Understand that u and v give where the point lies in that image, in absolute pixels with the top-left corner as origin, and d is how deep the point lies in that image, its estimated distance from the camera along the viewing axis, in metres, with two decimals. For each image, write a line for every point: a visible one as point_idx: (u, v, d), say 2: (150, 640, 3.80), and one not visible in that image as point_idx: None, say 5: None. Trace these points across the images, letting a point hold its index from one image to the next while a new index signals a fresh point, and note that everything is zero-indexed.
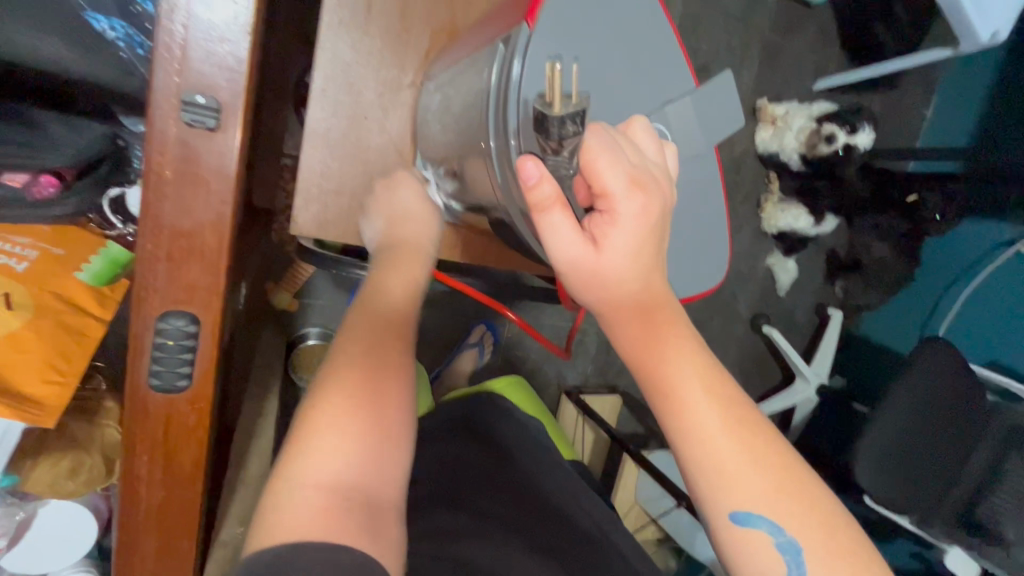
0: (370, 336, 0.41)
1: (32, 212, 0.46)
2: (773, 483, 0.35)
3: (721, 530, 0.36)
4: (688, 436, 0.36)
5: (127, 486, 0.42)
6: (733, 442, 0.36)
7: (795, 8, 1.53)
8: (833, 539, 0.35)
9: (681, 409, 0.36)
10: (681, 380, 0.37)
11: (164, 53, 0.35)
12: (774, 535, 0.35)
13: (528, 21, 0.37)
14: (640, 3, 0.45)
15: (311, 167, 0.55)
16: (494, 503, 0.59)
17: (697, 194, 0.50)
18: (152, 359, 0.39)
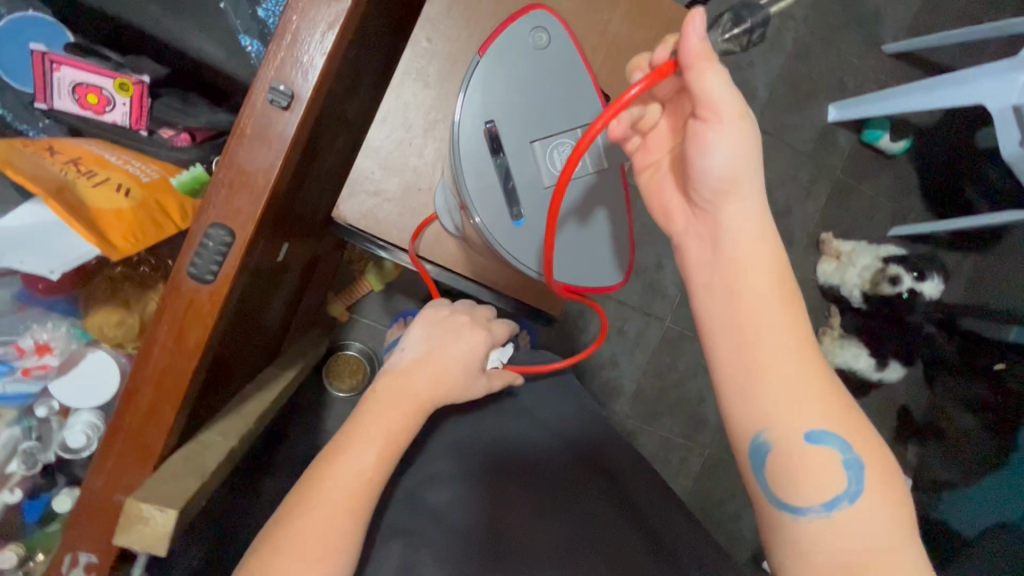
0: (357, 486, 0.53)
1: (166, 152, 0.65)
2: (836, 417, 0.46)
3: (800, 448, 0.45)
4: (778, 363, 0.46)
5: (145, 346, 0.55)
6: (807, 370, 0.47)
7: (872, 156, 1.58)
8: (878, 468, 0.45)
9: (761, 366, 0.47)
10: (767, 303, 0.48)
11: (270, 57, 0.54)
12: (843, 452, 0.45)
13: (481, 55, 0.56)
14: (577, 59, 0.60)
15: (363, 170, 0.73)
16: (536, 474, 0.69)
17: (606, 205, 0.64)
18: (195, 252, 0.54)
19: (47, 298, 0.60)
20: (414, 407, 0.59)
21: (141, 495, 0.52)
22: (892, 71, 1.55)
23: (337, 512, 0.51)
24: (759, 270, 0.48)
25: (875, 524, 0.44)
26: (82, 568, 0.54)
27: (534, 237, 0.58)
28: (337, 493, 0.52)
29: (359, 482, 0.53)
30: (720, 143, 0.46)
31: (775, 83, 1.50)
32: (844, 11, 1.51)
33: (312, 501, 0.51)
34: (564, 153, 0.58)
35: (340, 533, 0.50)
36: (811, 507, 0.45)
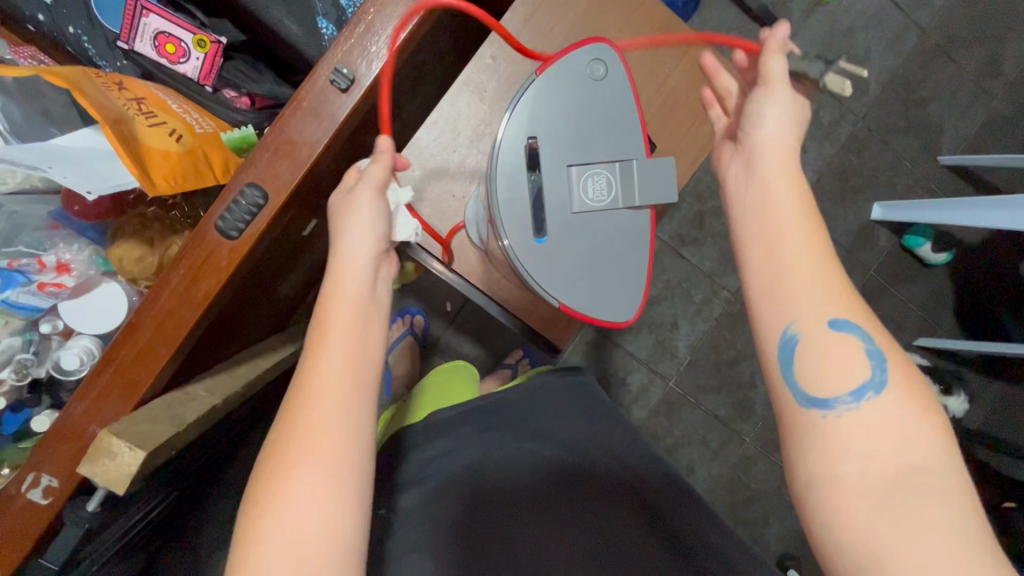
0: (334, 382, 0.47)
1: (226, 111, 0.69)
2: (846, 301, 0.46)
3: (830, 335, 0.45)
4: (801, 266, 0.47)
5: (157, 283, 0.56)
6: (827, 270, 0.47)
7: (910, 263, 1.54)
8: (900, 370, 0.43)
9: (792, 268, 0.47)
10: (793, 208, 0.49)
11: (342, 42, 0.56)
12: (865, 340, 0.44)
13: (536, 75, 0.57)
14: (628, 94, 0.59)
15: (404, 167, 0.74)
16: (541, 499, 0.67)
17: (632, 241, 0.60)
18: (226, 206, 0.56)
19: (80, 223, 0.62)
20: (354, 291, 0.51)
21: (116, 430, 0.52)
22: (943, 182, 1.53)
23: (327, 400, 0.46)
24: (787, 202, 0.49)
25: (899, 418, 0.41)
26: (41, 491, 0.54)
27: (552, 257, 0.58)
28: (321, 387, 0.47)
29: (340, 373, 0.48)
30: (766, 109, 0.51)
31: (823, 169, 1.50)
32: (905, 115, 1.51)
33: (298, 399, 0.47)
34: (598, 183, 0.58)
35: (332, 428, 0.46)
36: (839, 399, 0.43)
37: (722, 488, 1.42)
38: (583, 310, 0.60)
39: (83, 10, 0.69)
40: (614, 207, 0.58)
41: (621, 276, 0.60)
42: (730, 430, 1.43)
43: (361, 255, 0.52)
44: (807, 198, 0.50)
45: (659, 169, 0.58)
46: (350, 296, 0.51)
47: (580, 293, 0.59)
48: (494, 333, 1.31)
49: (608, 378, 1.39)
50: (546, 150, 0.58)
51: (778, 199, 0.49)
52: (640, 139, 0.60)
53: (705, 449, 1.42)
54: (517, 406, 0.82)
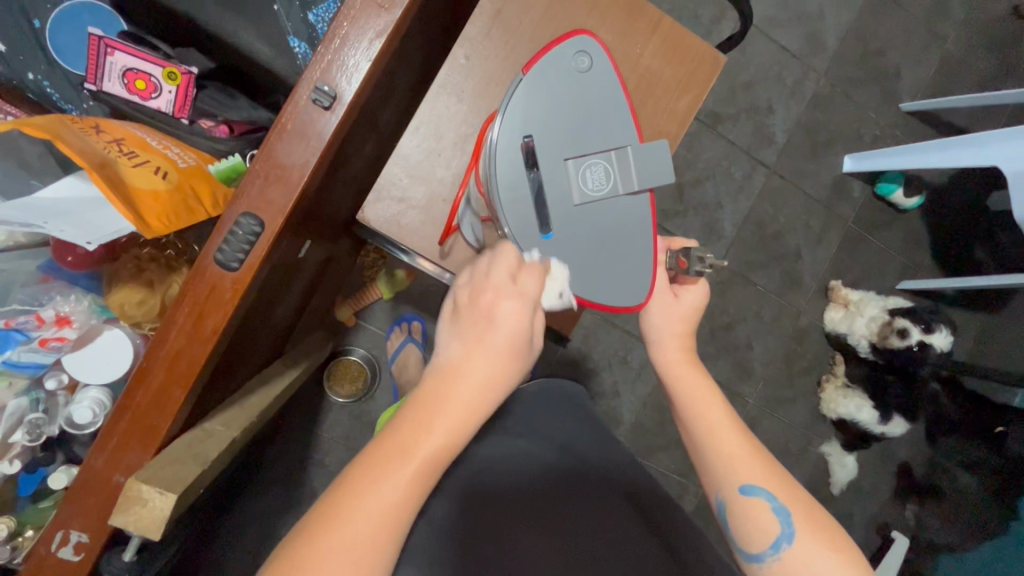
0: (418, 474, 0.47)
1: (206, 141, 0.67)
2: (750, 454, 0.61)
3: (742, 501, 0.58)
4: (717, 434, 0.62)
5: (164, 324, 0.55)
6: (736, 441, 0.61)
7: (884, 210, 1.59)
8: (810, 515, 0.56)
9: (714, 441, 0.62)
10: (701, 395, 0.65)
11: (321, 58, 0.56)
12: (771, 499, 0.57)
13: (522, 73, 0.58)
14: (612, 81, 0.60)
15: (391, 176, 0.73)
16: (542, 515, 0.69)
17: (635, 227, 0.61)
18: (224, 239, 0.55)
19: (71, 272, 0.62)
20: (459, 424, 0.49)
21: (143, 476, 0.52)
22: (906, 127, 1.58)
23: (376, 528, 0.46)
24: (691, 377, 0.66)
25: (811, 562, 0.54)
26: (71, 547, 0.54)
27: (559, 251, 0.59)
28: (367, 525, 0.45)
29: (388, 515, 0.46)
30: (660, 317, 0.67)
31: (792, 129, 1.53)
32: (864, 67, 1.55)
33: (339, 528, 0.45)
34: (595, 172, 0.59)
35: (364, 571, 0.45)
36: (765, 552, 0.56)
37: None
38: (594, 297, 0.61)
39: (42, 55, 0.68)
40: (615, 194, 0.59)
41: (628, 260, 0.61)
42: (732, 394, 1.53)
43: (506, 357, 0.49)
44: (708, 381, 0.66)
45: (651, 150, 0.59)
46: (451, 427, 0.48)
47: (590, 281, 0.60)
48: None
49: (610, 359, 1.41)
50: (541, 145, 0.58)
51: (692, 386, 0.65)
52: (630, 123, 0.60)
53: None
54: (512, 414, 0.87)
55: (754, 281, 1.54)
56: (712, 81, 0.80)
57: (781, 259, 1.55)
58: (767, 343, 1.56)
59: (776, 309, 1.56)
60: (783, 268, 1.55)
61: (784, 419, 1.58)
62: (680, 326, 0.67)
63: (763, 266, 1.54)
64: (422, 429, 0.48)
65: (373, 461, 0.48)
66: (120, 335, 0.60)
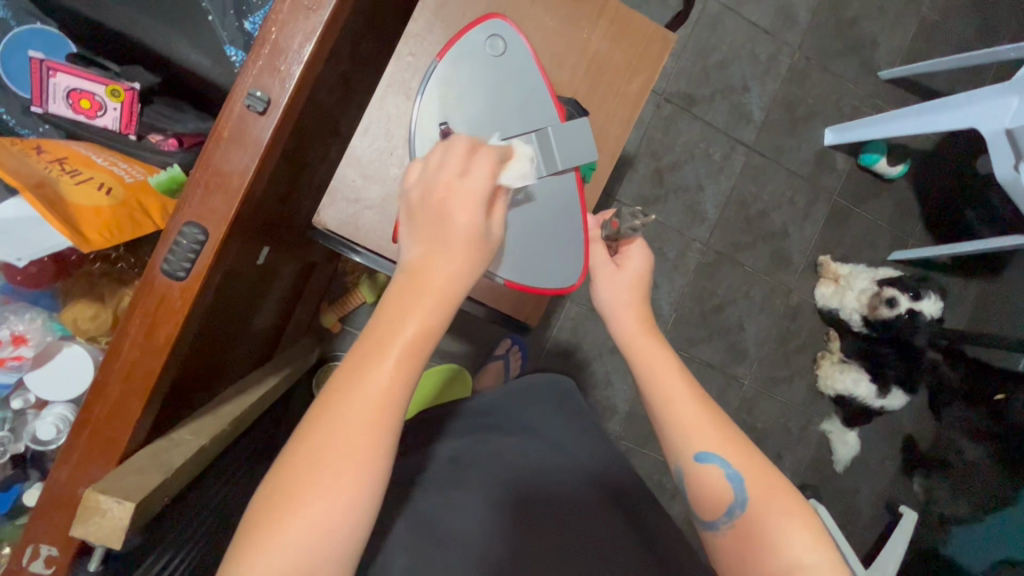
0: (401, 355, 0.47)
1: (154, 156, 0.69)
2: (709, 421, 0.59)
3: (695, 466, 0.58)
4: (678, 401, 0.60)
5: (117, 336, 0.56)
6: (693, 409, 0.59)
7: (870, 180, 1.57)
8: (765, 483, 0.56)
9: (672, 407, 0.60)
10: (662, 364, 0.62)
11: (251, 64, 0.56)
12: (725, 467, 0.57)
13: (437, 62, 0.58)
14: (531, 65, 0.59)
15: (345, 177, 0.74)
16: (545, 514, 0.69)
17: (561, 208, 0.64)
18: (170, 248, 0.56)
19: (30, 292, 0.64)
20: (427, 311, 0.48)
21: (102, 487, 0.53)
22: (887, 95, 1.56)
23: (366, 408, 0.46)
24: (647, 347, 0.64)
25: (766, 529, 0.53)
26: (42, 561, 0.55)
27: None
28: (361, 404, 0.46)
29: (378, 400, 0.46)
30: (608, 288, 0.66)
31: (770, 106, 1.51)
32: (838, 37, 1.53)
33: (333, 446, 0.45)
34: None
35: (362, 454, 0.45)
36: (720, 520, 0.57)
37: None
38: (529, 281, 0.66)
39: None
40: (538, 175, 0.56)
41: (558, 241, 0.65)
42: (727, 375, 1.54)
43: (462, 235, 0.48)
44: (663, 345, 0.64)
45: (575, 130, 0.57)
46: (419, 314, 0.48)
47: (520, 265, 0.65)
48: (479, 324, 1.34)
49: (602, 349, 1.41)
50: (460, 134, 0.58)
51: (651, 355, 0.63)
52: (553, 105, 0.60)
53: (706, 399, 1.53)
54: (502, 409, 0.84)
55: (742, 261, 1.53)
56: (663, 61, 0.80)
57: (768, 237, 1.53)
58: (759, 324, 1.55)
59: (766, 288, 1.54)
60: (771, 246, 1.54)
61: (782, 399, 1.57)
62: (629, 296, 0.65)
63: (750, 246, 1.53)
64: (395, 322, 0.47)
65: (356, 361, 0.47)
66: (78, 348, 0.62)
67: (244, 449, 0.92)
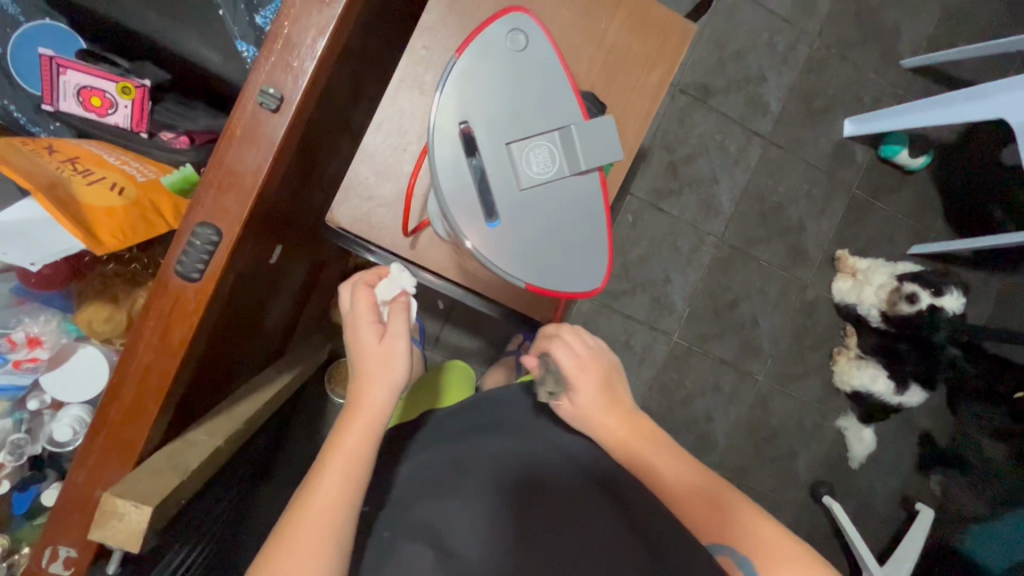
0: (356, 441, 0.61)
1: (165, 153, 0.68)
2: (704, 493, 0.63)
3: (703, 543, 0.62)
4: (664, 471, 0.66)
5: (130, 340, 0.56)
6: (684, 486, 0.64)
7: (890, 172, 1.53)
8: (760, 540, 0.58)
9: (663, 488, 0.65)
10: (650, 450, 0.68)
11: (263, 59, 0.55)
12: (726, 542, 0.60)
13: (458, 54, 0.55)
14: (551, 58, 0.58)
15: (357, 175, 0.72)
16: (543, 517, 0.68)
17: (581, 205, 0.58)
18: (183, 250, 0.55)
19: (43, 293, 0.64)
20: (373, 407, 0.62)
21: (118, 490, 0.52)
22: (909, 84, 1.52)
23: (332, 482, 0.58)
24: (627, 437, 0.69)
25: None
26: (61, 562, 0.55)
27: (509, 237, 0.56)
28: (329, 478, 0.58)
29: (341, 475, 0.59)
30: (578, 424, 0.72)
31: (787, 97, 1.48)
32: (859, 25, 1.49)
33: (303, 528, 0.55)
34: (541, 154, 0.57)
35: (328, 517, 0.56)
36: None
37: (743, 430, 1.52)
38: (550, 286, 0.58)
39: None
40: (562, 176, 0.56)
41: (581, 243, 0.59)
42: (741, 371, 1.52)
43: (389, 349, 0.63)
44: (650, 429, 0.70)
45: (599, 130, 0.57)
46: (367, 410, 0.62)
47: (540, 268, 0.58)
48: (491, 320, 1.33)
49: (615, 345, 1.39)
50: (481, 131, 0.56)
51: (638, 447, 0.68)
52: (574, 101, 0.58)
53: (719, 395, 1.51)
54: (498, 410, 0.82)
55: (757, 256, 1.50)
56: (682, 55, 0.77)
57: (784, 232, 1.51)
58: (774, 319, 1.52)
59: (781, 283, 1.52)
60: (787, 241, 1.51)
61: (797, 396, 1.55)
62: (597, 414, 0.70)
63: (765, 240, 1.50)
64: (348, 420, 0.62)
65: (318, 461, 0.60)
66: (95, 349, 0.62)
67: (253, 447, 0.92)
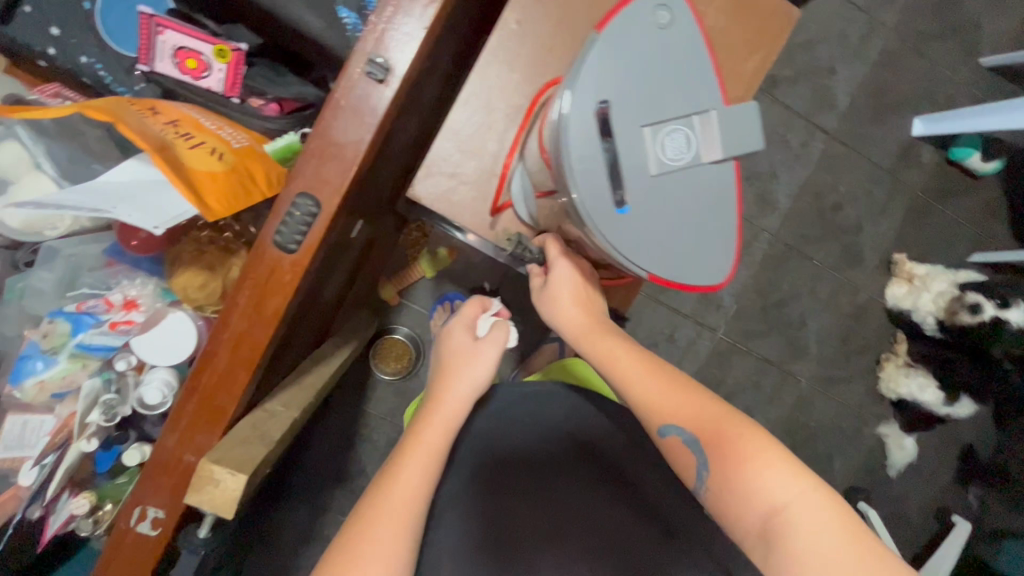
0: (442, 433, 0.62)
1: (258, 121, 0.68)
2: (663, 388, 0.58)
3: (662, 442, 0.57)
4: (622, 368, 0.60)
5: (225, 308, 0.55)
6: (641, 377, 0.59)
7: (956, 176, 1.47)
8: (712, 423, 0.54)
9: (624, 382, 0.60)
10: (609, 340, 0.62)
11: (373, 26, 0.53)
12: (683, 435, 0.55)
13: (598, 29, 0.49)
14: (692, 31, 0.51)
15: (440, 151, 0.71)
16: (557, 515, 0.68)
17: (709, 196, 0.52)
18: (280, 222, 0.54)
19: (135, 256, 0.65)
20: (460, 402, 0.64)
21: (214, 456, 0.53)
22: (985, 84, 1.45)
23: (416, 471, 0.58)
24: (583, 316, 0.64)
25: (745, 488, 0.50)
26: (149, 522, 0.55)
27: (637, 229, 0.50)
28: (415, 465, 0.58)
29: (424, 465, 0.59)
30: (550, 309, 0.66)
31: (856, 91, 1.42)
32: (939, 19, 1.42)
33: (384, 505, 0.55)
34: (677, 140, 0.50)
35: (409, 503, 0.56)
36: (698, 486, 0.55)
37: (782, 431, 1.50)
38: (674, 276, 0.52)
39: (94, 38, 0.70)
40: (697, 165, 0.50)
41: (709, 238, 0.53)
42: (784, 371, 1.49)
43: (481, 353, 0.67)
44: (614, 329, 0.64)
45: (742, 117, 0.50)
46: (455, 404, 0.64)
47: (669, 260, 0.52)
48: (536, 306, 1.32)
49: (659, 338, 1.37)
50: (620, 113, 0.49)
51: (597, 338, 0.63)
52: (716, 82, 0.51)
53: (759, 394, 1.48)
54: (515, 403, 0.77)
55: (810, 255, 1.46)
56: (781, 42, 0.74)
57: (840, 232, 1.46)
58: (822, 321, 1.49)
59: (833, 284, 1.48)
60: (842, 241, 1.46)
61: (839, 400, 1.51)
62: (571, 295, 0.65)
63: (820, 239, 1.46)
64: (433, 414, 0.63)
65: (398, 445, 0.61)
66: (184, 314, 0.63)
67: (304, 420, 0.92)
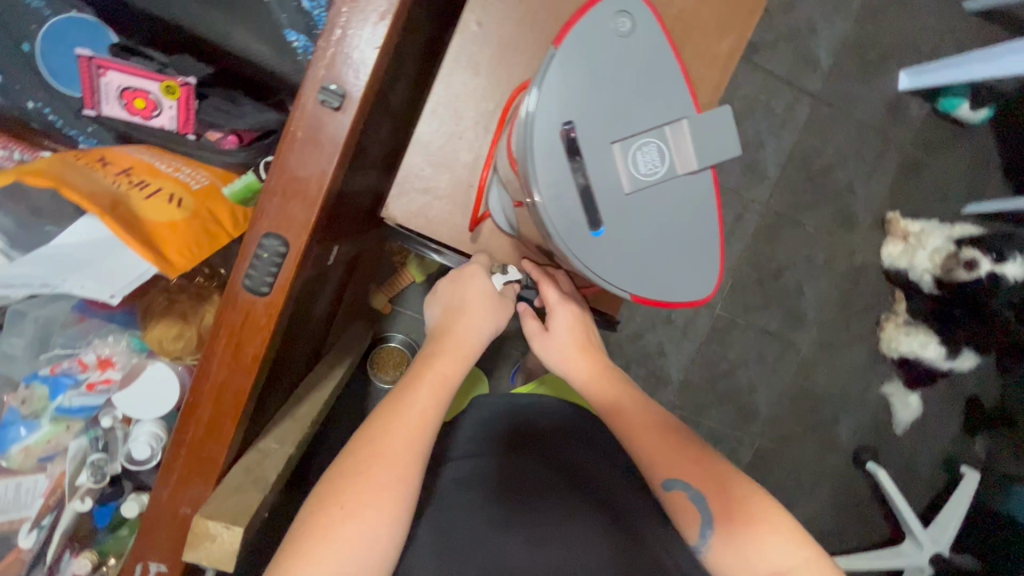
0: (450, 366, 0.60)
1: (218, 156, 0.66)
2: (671, 440, 0.60)
3: (666, 495, 0.59)
4: (630, 413, 0.62)
5: (204, 353, 0.54)
6: (641, 419, 0.61)
7: (946, 127, 1.45)
8: (717, 484, 0.57)
9: (629, 432, 0.61)
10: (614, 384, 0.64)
11: (323, 51, 0.50)
12: (688, 490, 0.58)
13: (556, 45, 0.47)
14: (655, 32, 0.49)
15: (411, 167, 0.68)
16: (528, 505, 0.65)
17: (685, 206, 0.50)
18: (250, 263, 0.52)
19: (107, 311, 0.66)
20: (467, 338, 0.62)
21: (208, 511, 0.52)
22: (970, 30, 1.41)
23: (417, 411, 0.57)
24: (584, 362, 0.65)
25: (754, 553, 0.54)
26: None
27: (613, 247, 0.49)
28: (415, 402, 0.57)
29: (424, 408, 0.57)
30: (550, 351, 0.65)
31: (839, 50, 1.38)
32: None
33: (384, 447, 0.54)
34: (648, 153, 0.49)
35: (409, 443, 0.55)
36: (697, 543, 0.58)
37: (787, 401, 1.50)
38: (653, 295, 0.51)
39: (40, 81, 0.68)
40: (672, 175, 0.49)
41: (693, 247, 0.52)
42: (785, 341, 1.48)
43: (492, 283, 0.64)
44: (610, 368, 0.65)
45: (713, 124, 0.48)
46: (462, 339, 0.62)
47: (648, 276, 0.50)
48: None
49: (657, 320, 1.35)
50: (586, 130, 0.47)
51: (601, 380, 0.64)
52: (684, 85, 0.50)
53: (761, 366, 1.47)
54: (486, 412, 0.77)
55: (803, 222, 1.44)
56: (757, 16, 0.70)
57: (832, 196, 1.44)
58: (820, 287, 1.47)
59: (828, 249, 1.46)
60: (835, 205, 1.44)
61: (842, 364, 1.51)
62: (574, 342, 0.65)
63: (812, 205, 1.43)
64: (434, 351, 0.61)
65: (397, 390, 0.59)
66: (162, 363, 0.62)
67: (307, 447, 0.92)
